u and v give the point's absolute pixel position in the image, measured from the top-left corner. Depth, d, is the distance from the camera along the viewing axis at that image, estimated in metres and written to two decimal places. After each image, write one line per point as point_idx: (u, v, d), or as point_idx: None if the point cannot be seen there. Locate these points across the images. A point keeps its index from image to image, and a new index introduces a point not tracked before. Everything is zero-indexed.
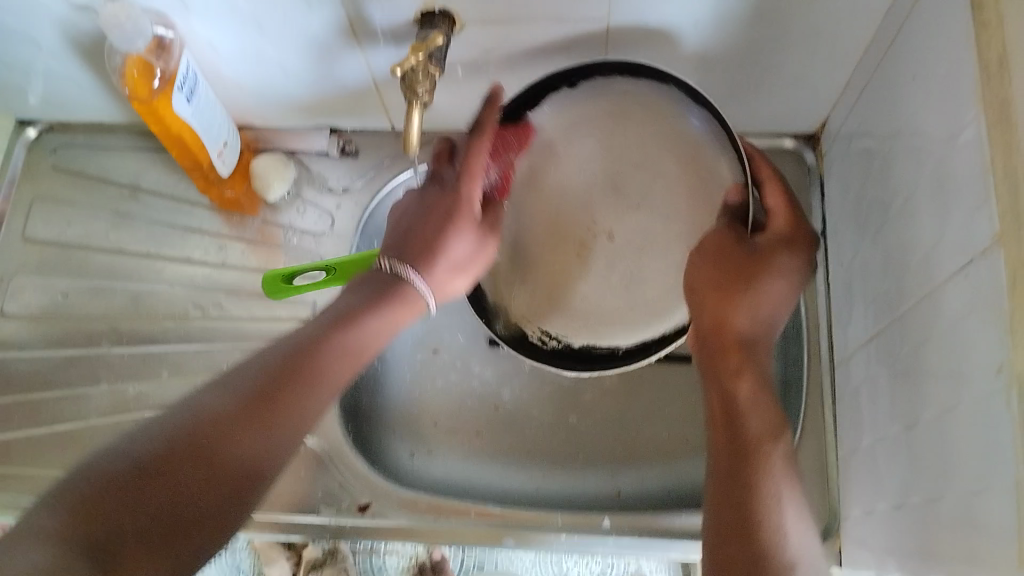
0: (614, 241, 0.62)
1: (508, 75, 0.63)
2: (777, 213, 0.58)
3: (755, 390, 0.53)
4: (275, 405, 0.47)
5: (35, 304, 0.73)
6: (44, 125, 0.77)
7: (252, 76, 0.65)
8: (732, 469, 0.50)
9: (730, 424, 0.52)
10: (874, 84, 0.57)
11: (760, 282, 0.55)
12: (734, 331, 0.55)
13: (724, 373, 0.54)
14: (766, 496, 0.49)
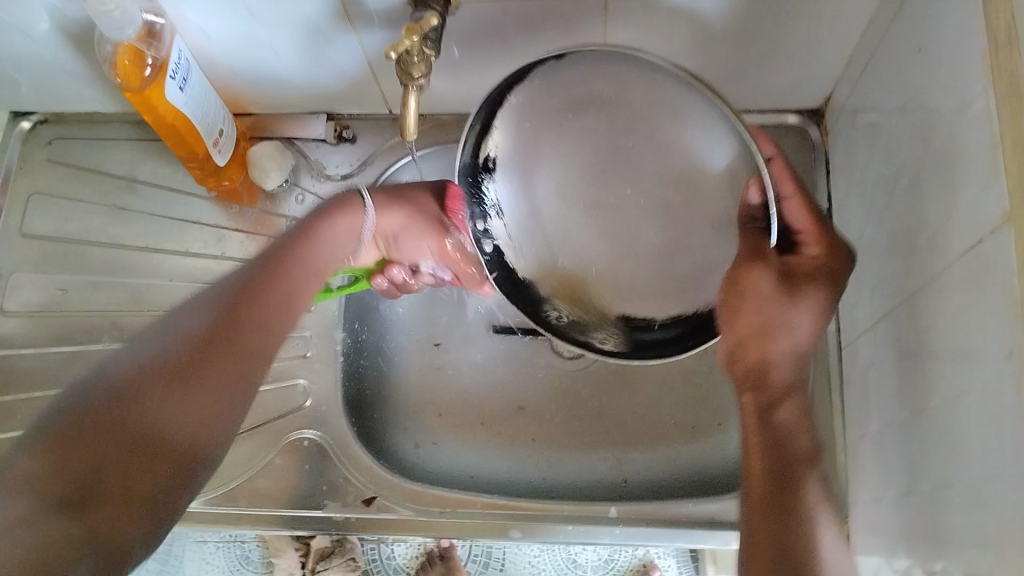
0: (629, 218, 0.59)
1: (502, 55, 0.61)
2: (809, 237, 0.55)
3: (799, 417, 0.53)
4: (238, 321, 0.50)
5: (35, 300, 0.72)
6: (39, 117, 0.75)
7: (239, 62, 0.63)
8: (769, 495, 0.50)
9: (774, 456, 0.51)
10: (881, 54, 0.54)
11: (791, 312, 0.53)
12: (779, 365, 0.54)
13: (763, 395, 0.54)
14: (803, 520, 0.49)
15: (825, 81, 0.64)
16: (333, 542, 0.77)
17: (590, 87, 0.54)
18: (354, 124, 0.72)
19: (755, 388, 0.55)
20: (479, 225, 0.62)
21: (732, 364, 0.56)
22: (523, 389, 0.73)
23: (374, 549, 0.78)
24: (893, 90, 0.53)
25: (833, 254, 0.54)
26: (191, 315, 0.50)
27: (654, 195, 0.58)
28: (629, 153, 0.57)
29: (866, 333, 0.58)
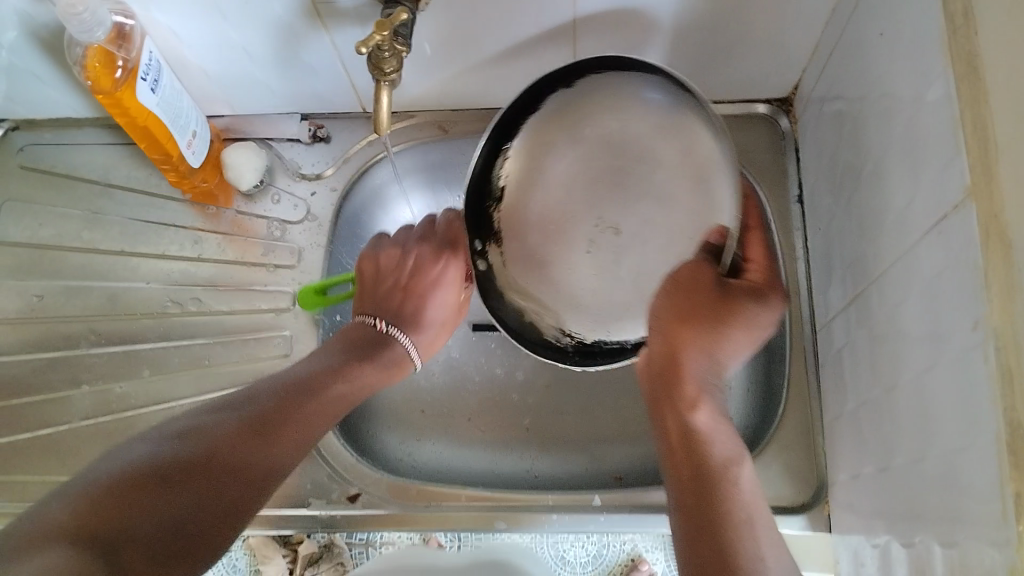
0: (620, 235, 0.53)
1: (472, 51, 0.62)
2: (756, 263, 0.54)
3: (715, 418, 0.52)
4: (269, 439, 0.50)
5: (12, 308, 0.71)
6: (10, 124, 0.75)
7: (211, 64, 0.63)
8: (697, 501, 0.48)
9: (689, 447, 0.51)
10: (843, 42, 0.56)
11: (723, 323, 0.53)
12: (695, 362, 0.53)
13: (677, 397, 0.53)
14: (734, 517, 0.47)
15: (792, 70, 0.64)
16: (320, 545, 0.65)
17: (591, 117, 0.54)
18: (329, 124, 0.73)
19: (666, 386, 0.53)
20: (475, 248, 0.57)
21: (651, 358, 0.54)
22: (505, 382, 0.74)
23: None
24: (857, 76, 0.54)
25: (771, 280, 0.54)
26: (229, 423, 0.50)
27: (641, 212, 0.53)
28: (617, 174, 0.53)
29: (838, 316, 0.59)
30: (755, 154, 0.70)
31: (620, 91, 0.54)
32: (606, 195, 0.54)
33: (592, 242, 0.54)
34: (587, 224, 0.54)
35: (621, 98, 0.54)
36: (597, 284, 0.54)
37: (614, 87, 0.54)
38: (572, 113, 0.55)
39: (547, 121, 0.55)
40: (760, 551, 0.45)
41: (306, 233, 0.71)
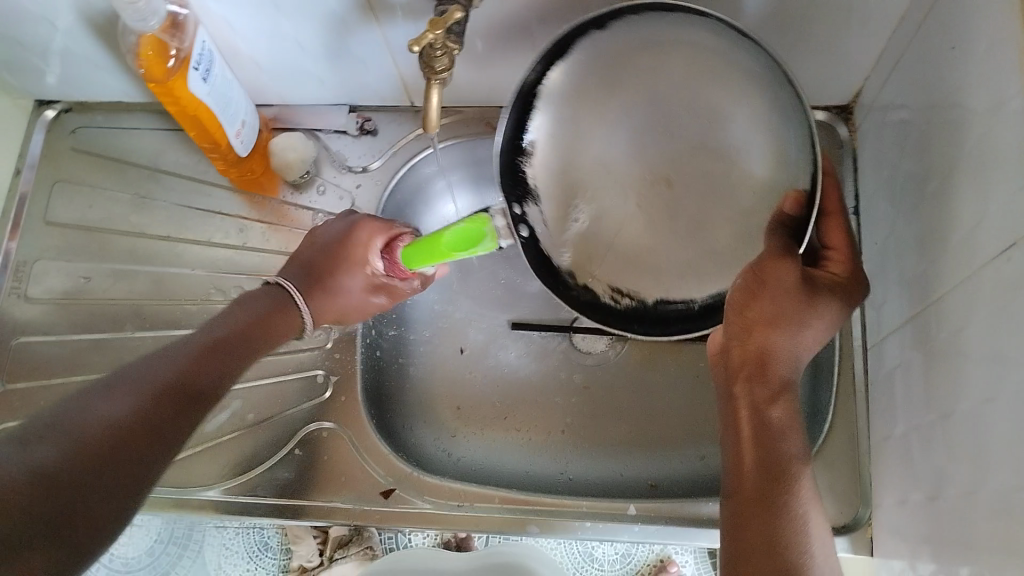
0: (673, 189, 0.52)
1: (525, 47, 0.61)
2: (837, 256, 0.55)
3: (791, 416, 0.49)
4: (167, 404, 0.46)
5: (59, 288, 0.72)
6: (64, 105, 0.76)
7: (262, 54, 0.63)
8: (763, 493, 0.46)
9: (762, 445, 0.48)
10: (913, 50, 0.53)
11: (805, 318, 0.51)
12: (779, 360, 0.51)
13: (757, 389, 0.50)
14: (799, 520, 0.45)
15: (854, 76, 0.62)
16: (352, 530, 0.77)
17: (635, 61, 0.52)
18: (376, 116, 0.72)
19: (743, 377, 0.51)
20: (514, 208, 0.55)
21: (728, 350, 0.52)
22: (543, 383, 0.73)
23: (391, 538, 0.77)
24: (925, 87, 0.52)
25: (853, 279, 0.54)
26: (123, 395, 0.45)
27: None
28: (671, 126, 0.52)
29: (892, 334, 0.57)
30: None
31: (670, 34, 0.52)
32: (648, 139, 0.52)
33: (632, 190, 0.53)
34: (631, 170, 0.53)
35: (654, 46, 0.52)
36: (647, 237, 0.53)
37: (661, 28, 0.52)
38: (614, 60, 0.52)
39: (586, 65, 0.53)
40: (827, 568, 0.43)
41: None
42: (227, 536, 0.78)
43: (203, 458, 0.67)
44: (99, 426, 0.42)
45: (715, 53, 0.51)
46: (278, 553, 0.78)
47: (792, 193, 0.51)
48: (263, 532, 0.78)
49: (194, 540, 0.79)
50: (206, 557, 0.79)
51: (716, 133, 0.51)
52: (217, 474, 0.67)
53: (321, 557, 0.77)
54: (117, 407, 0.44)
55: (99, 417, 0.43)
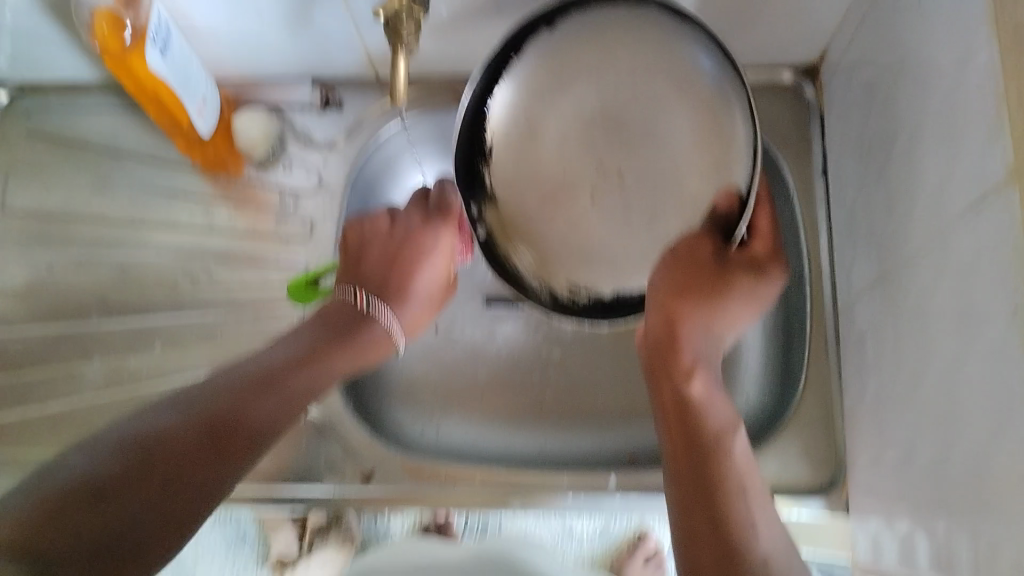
0: (624, 182, 0.52)
1: (490, 14, 0.60)
2: (761, 235, 0.56)
3: (708, 391, 0.54)
4: (233, 408, 0.51)
5: (20, 278, 0.70)
6: (16, 88, 0.73)
7: (222, 29, 0.62)
8: (698, 470, 0.51)
9: (684, 419, 0.53)
10: (879, 7, 0.53)
11: (720, 304, 0.56)
12: (687, 339, 0.55)
13: (674, 368, 0.55)
14: (730, 484, 0.51)
15: (820, 38, 0.62)
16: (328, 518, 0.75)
17: (582, 61, 0.51)
18: (341, 91, 0.71)
19: (664, 356, 0.56)
20: (473, 209, 0.54)
21: (647, 332, 0.56)
22: (519, 358, 0.73)
23: (371, 526, 0.77)
24: (892, 44, 0.52)
25: (774, 256, 0.56)
26: (186, 412, 0.50)
27: (647, 160, 0.51)
28: (618, 122, 0.51)
29: (863, 295, 0.58)
30: (779, 124, 0.68)
31: (611, 27, 0.51)
32: (597, 140, 0.52)
33: (588, 186, 0.52)
34: (584, 169, 0.52)
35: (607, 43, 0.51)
36: (615, 236, 0.53)
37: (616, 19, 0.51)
38: (565, 62, 0.51)
39: (542, 65, 0.52)
40: (746, 515, 0.50)
41: (317, 203, 0.70)
42: (203, 527, 0.80)
43: None
44: (170, 440, 0.48)
45: (659, 35, 0.51)
46: (257, 543, 0.80)
47: (729, 185, 0.51)
48: (240, 521, 0.80)
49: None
50: (181, 548, 0.81)
51: (654, 136, 0.51)
52: None
53: (300, 544, 0.77)
54: (175, 421, 0.49)
55: (168, 433, 0.48)
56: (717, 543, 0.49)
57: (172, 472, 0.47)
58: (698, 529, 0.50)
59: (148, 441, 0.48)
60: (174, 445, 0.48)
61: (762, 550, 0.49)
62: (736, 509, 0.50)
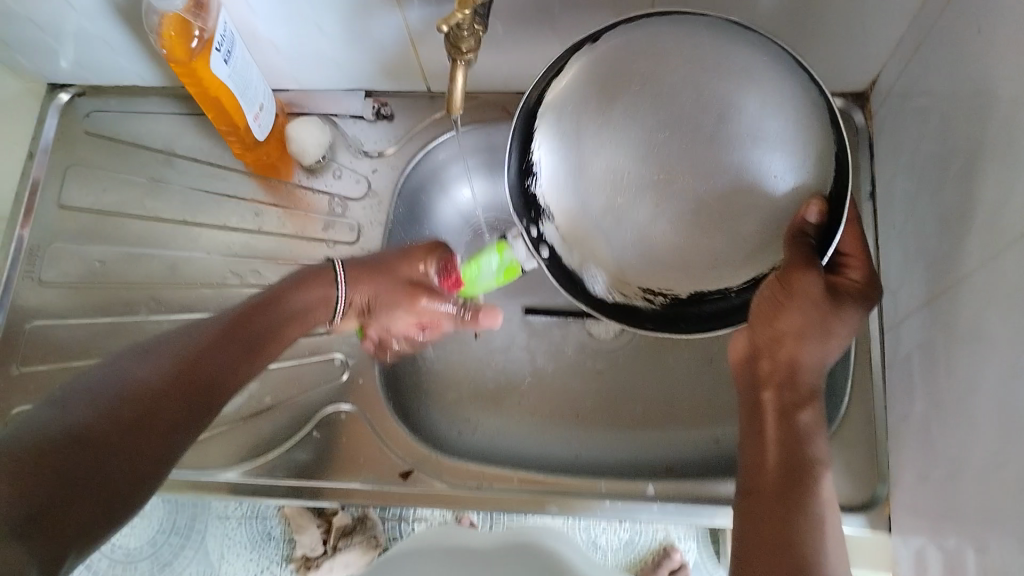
0: (705, 184, 0.43)
1: (547, 33, 0.61)
2: (855, 261, 0.51)
3: (818, 421, 0.50)
4: (205, 365, 0.50)
5: (73, 272, 0.72)
6: (77, 90, 0.76)
7: (283, 38, 0.63)
8: (783, 496, 0.47)
9: (789, 445, 0.49)
10: (934, 33, 0.54)
11: (829, 326, 0.49)
12: (807, 368, 0.50)
13: (784, 392, 0.50)
14: (816, 519, 0.46)
15: (871, 64, 0.63)
16: (353, 518, 0.81)
17: (639, 66, 0.45)
18: (393, 102, 0.72)
19: (772, 384, 0.50)
20: (533, 231, 0.48)
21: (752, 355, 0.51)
22: (560, 370, 0.74)
23: (394, 527, 0.82)
24: (947, 72, 0.53)
25: (870, 283, 0.50)
26: (151, 367, 0.48)
27: (730, 162, 0.43)
28: (698, 125, 0.43)
29: (911, 317, 0.58)
30: None
31: (678, 36, 0.45)
32: (662, 143, 0.44)
33: (647, 194, 0.43)
34: (642, 174, 0.44)
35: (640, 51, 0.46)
36: (682, 249, 0.44)
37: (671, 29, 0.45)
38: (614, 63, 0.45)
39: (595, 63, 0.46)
40: (837, 557, 0.45)
41: (366, 209, 0.71)
42: (228, 527, 0.82)
43: (220, 439, 0.67)
44: (128, 399, 0.45)
45: (711, 45, 0.45)
46: (282, 543, 0.82)
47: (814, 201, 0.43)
48: (266, 521, 0.82)
49: (195, 532, 0.82)
50: (208, 544, 0.82)
51: (732, 150, 0.43)
52: (234, 454, 0.67)
53: (325, 546, 0.80)
54: (80, 417, 0.43)
55: (138, 381, 0.46)
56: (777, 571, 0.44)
57: (153, 428, 0.45)
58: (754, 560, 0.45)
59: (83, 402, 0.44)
60: (152, 389, 0.47)
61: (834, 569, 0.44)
62: (818, 550, 0.45)
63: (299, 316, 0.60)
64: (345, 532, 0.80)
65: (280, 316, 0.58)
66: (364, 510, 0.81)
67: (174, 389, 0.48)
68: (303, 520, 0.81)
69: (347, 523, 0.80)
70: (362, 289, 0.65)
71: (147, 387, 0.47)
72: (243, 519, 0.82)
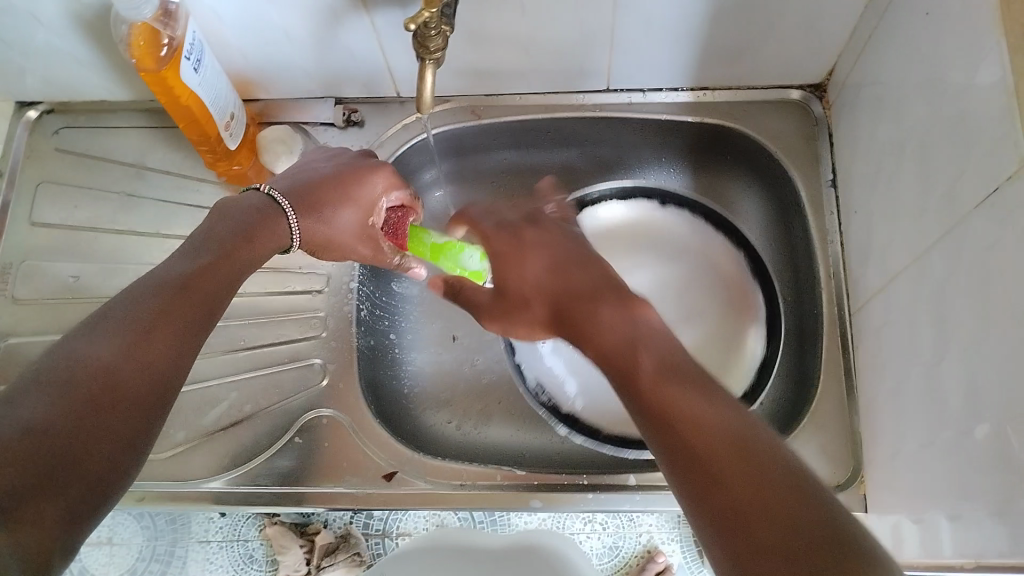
0: None
1: (511, 33, 0.62)
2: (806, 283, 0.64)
3: (667, 378, 0.44)
4: (161, 329, 0.45)
5: (46, 288, 0.71)
6: (45, 106, 0.76)
7: (251, 46, 0.64)
8: (682, 465, 0.40)
9: (656, 420, 0.42)
10: (884, 23, 0.56)
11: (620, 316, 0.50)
12: (632, 356, 0.47)
13: (632, 384, 0.45)
14: (711, 462, 0.39)
15: (825, 56, 0.65)
16: (337, 536, 0.74)
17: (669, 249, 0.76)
18: (362, 108, 0.73)
19: (625, 385, 0.46)
20: None
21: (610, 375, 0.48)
22: (540, 368, 0.75)
23: (379, 543, 0.74)
24: (899, 57, 0.55)
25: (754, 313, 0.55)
26: (104, 337, 0.43)
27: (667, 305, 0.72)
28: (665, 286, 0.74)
29: (876, 298, 0.59)
30: (787, 136, 0.70)
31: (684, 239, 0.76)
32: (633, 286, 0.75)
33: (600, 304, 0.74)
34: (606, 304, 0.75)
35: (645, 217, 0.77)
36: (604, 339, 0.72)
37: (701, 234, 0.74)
38: None
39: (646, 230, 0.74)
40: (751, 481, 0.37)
41: None
42: (210, 550, 0.75)
43: (204, 449, 0.67)
44: (93, 373, 0.41)
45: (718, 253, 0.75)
46: (264, 564, 0.74)
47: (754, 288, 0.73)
48: (247, 543, 0.75)
49: (177, 557, 0.76)
50: (190, 572, 0.75)
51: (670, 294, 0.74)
52: (217, 464, 0.66)
53: (309, 566, 0.73)
54: (33, 409, 0.38)
55: (93, 359, 0.41)
56: (723, 467, 0.38)
57: (117, 396, 0.41)
58: (691, 467, 0.39)
59: (41, 385, 0.39)
60: (108, 363, 0.42)
61: (753, 488, 0.36)
62: (732, 482, 0.37)
63: (251, 236, 0.54)
64: (328, 550, 0.73)
65: (234, 266, 0.52)
66: (347, 526, 0.74)
67: (139, 348, 0.43)
68: (285, 541, 0.73)
69: (330, 541, 0.73)
70: (324, 177, 0.60)
71: (99, 364, 0.41)
72: (224, 544, 0.75)
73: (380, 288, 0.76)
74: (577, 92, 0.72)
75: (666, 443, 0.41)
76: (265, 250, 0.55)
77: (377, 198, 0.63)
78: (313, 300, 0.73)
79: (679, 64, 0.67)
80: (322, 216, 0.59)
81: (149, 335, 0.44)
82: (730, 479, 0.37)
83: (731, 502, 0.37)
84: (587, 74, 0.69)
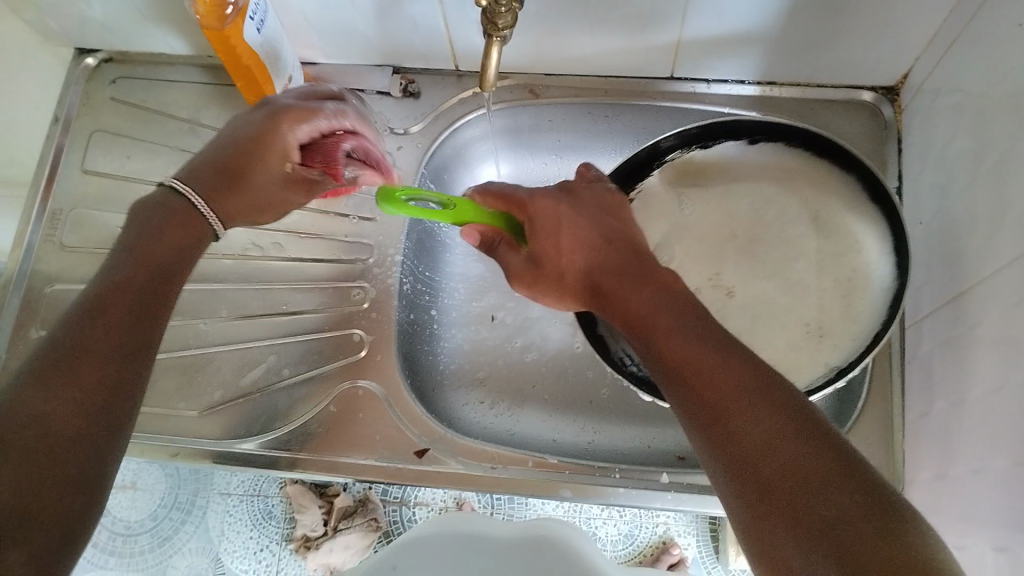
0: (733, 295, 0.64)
1: (580, 13, 0.61)
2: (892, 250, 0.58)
3: (725, 373, 0.41)
4: (102, 359, 0.42)
5: (94, 237, 0.72)
6: (104, 54, 0.76)
7: (314, 9, 0.63)
8: (738, 470, 0.38)
9: (712, 418, 0.40)
10: (972, 31, 0.54)
11: (662, 294, 0.49)
12: (679, 346, 0.44)
13: (684, 379, 0.43)
14: (771, 471, 0.37)
15: (903, 60, 0.63)
16: (356, 501, 0.77)
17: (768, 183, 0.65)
18: (420, 79, 0.72)
19: (674, 379, 0.43)
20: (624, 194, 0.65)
21: (653, 362, 0.46)
22: (582, 359, 0.74)
23: (396, 511, 0.78)
24: (986, 68, 0.52)
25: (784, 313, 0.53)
26: (49, 374, 0.40)
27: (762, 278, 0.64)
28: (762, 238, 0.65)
29: (935, 314, 0.57)
30: (854, 140, 0.68)
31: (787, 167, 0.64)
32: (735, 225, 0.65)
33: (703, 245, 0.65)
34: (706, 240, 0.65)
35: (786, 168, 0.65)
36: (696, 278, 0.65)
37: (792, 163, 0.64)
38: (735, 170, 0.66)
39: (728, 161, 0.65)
40: (816, 494, 0.35)
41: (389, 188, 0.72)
42: (231, 503, 0.78)
43: (238, 409, 0.67)
44: (30, 419, 0.37)
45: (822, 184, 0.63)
46: (282, 522, 0.77)
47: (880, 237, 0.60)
48: (268, 499, 0.78)
49: (197, 507, 0.78)
50: (209, 523, 0.78)
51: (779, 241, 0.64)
52: (251, 426, 0.66)
53: (326, 527, 0.76)
54: None
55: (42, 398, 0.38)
56: (806, 495, 0.35)
57: (59, 440, 0.38)
58: (766, 501, 0.36)
59: None
60: (52, 404, 0.39)
61: (819, 504, 0.35)
62: (794, 492, 0.35)
63: (172, 237, 0.50)
64: (347, 514, 0.76)
65: (170, 270, 0.49)
66: (365, 492, 0.77)
67: (89, 382, 0.41)
68: (305, 500, 0.76)
69: (349, 505, 0.76)
70: (208, 156, 0.54)
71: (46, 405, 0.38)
72: (246, 500, 0.78)
73: (421, 271, 0.75)
74: (639, 78, 0.70)
75: (737, 475, 0.38)
76: (183, 245, 0.51)
77: (298, 134, 0.56)
78: (356, 269, 0.72)
79: (748, 57, 0.65)
80: (240, 187, 0.54)
81: (87, 363, 0.41)
82: (813, 503, 0.35)
83: (820, 526, 0.34)
84: (653, 61, 0.67)
